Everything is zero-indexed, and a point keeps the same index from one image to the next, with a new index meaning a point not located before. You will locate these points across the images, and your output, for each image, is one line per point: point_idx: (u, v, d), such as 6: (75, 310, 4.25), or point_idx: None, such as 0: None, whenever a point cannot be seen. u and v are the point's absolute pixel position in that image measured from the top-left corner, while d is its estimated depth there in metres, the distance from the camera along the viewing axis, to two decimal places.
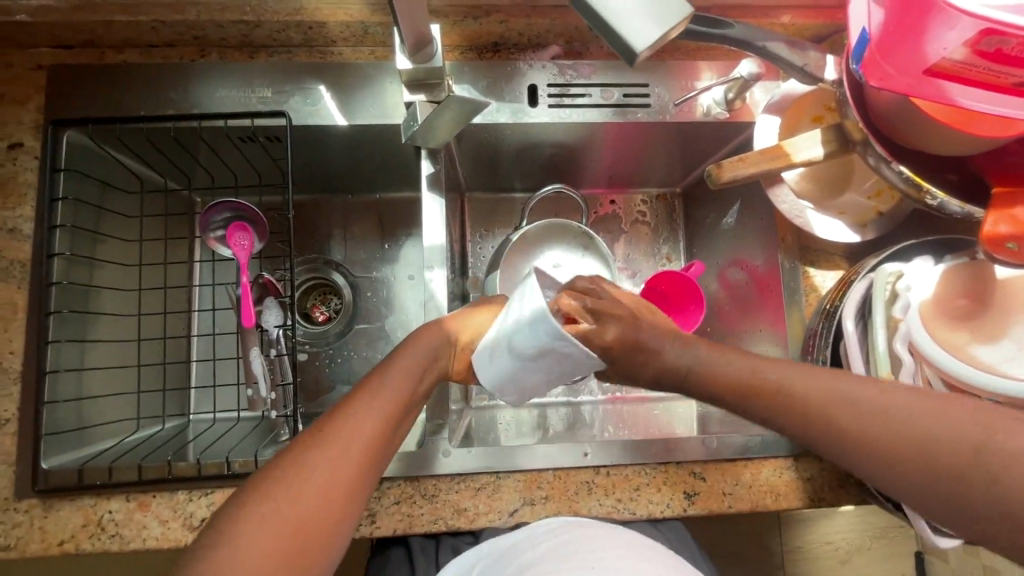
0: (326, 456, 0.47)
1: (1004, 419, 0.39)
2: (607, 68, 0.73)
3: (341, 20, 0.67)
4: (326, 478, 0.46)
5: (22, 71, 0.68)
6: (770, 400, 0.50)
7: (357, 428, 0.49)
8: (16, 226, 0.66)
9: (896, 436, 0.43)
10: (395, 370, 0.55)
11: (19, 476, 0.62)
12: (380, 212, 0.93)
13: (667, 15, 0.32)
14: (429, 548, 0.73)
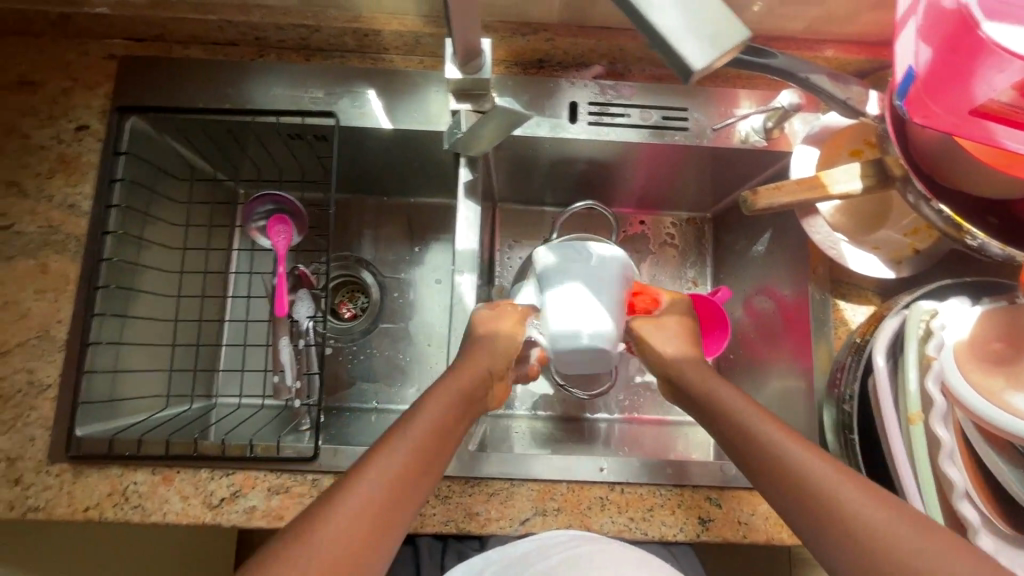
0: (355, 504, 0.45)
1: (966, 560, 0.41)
2: (647, 91, 0.74)
3: (395, 30, 0.70)
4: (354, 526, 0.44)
5: (96, 60, 0.73)
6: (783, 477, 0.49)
7: (384, 473, 0.48)
8: (75, 202, 0.69)
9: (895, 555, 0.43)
10: (426, 406, 0.55)
11: (53, 440, 0.64)
12: (413, 215, 0.96)
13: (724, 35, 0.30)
14: (435, 552, 0.74)
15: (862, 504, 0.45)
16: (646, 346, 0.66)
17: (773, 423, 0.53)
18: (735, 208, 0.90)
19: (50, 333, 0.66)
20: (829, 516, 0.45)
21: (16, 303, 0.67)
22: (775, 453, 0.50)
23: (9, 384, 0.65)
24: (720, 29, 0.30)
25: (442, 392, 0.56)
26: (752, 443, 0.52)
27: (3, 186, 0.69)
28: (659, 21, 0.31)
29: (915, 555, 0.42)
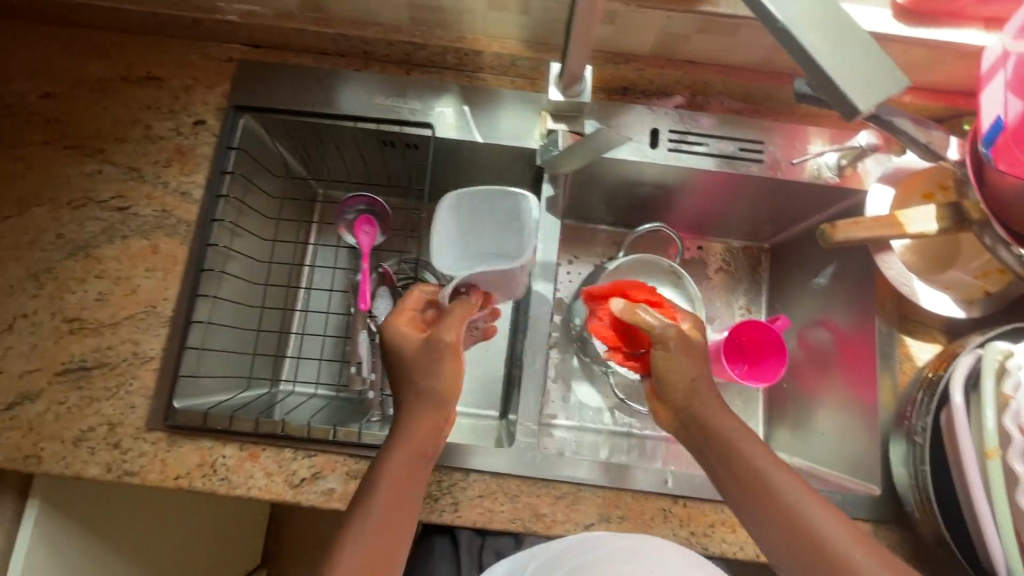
0: (380, 508, 0.57)
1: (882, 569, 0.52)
2: (724, 123, 0.78)
3: (495, 51, 0.74)
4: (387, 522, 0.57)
5: (216, 62, 0.79)
6: (749, 493, 0.57)
7: (398, 473, 0.58)
8: (187, 190, 0.75)
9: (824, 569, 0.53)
10: (409, 423, 0.60)
11: (152, 409, 0.68)
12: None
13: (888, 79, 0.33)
14: (474, 545, 0.76)
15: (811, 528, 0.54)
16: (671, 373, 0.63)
17: (752, 447, 0.59)
18: (797, 240, 0.92)
19: (156, 309, 0.71)
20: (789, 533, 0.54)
21: (127, 279, 0.72)
22: (734, 465, 0.58)
23: (115, 354, 0.70)
24: (882, 76, 0.33)
25: (426, 412, 0.60)
26: (710, 456, 0.60)
27: (124, 171, 0.75)
28: (824, 63, 0.33)
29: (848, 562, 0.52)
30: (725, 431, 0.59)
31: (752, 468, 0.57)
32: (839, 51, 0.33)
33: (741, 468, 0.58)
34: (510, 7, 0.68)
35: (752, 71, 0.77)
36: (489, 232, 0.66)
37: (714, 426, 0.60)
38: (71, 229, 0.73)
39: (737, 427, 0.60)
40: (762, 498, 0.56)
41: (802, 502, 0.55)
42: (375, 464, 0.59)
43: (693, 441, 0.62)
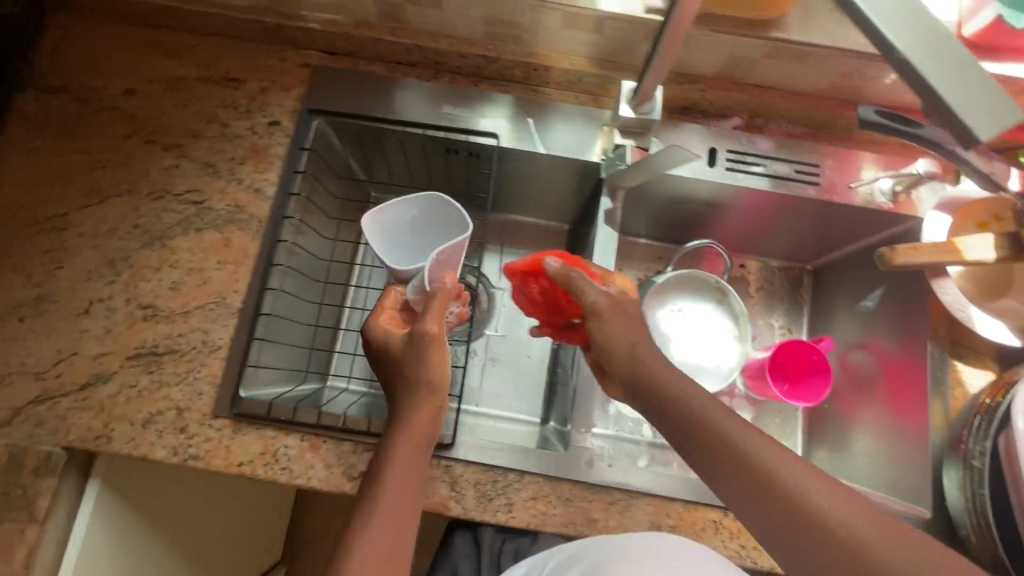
0: (377, 519, 0.54)
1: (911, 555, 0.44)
2: (781, 146, 0.80)
3: (564, 67, 0.77)
4: (389, 531, 0.54)
5: (292, 66, 0.82)
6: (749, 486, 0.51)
7: (392, 480, 0.56)
8: (260, 187, 0.78)
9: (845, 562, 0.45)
10: (408, 418, 0.60)
11: (219, 396, 0.71)
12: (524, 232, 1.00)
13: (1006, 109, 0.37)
14: (494, 542, 0.80)
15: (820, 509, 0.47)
16: (605, 336, 0.63)
17: (739, 427, 0.54)
18: (842, 263, 0.93)
19: (227, 300, 0.74)
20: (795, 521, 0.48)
21: (200, 269, 0.75)
22: (739, 473, 0.51)
23: (185, 341, 0.72)
24: (996, 104, 0.37)
25: (423, 405, 0.60)
26: (713, 469, 0.53)
27: (200, 166, 0.78)
28: (942, 94, 0.37)
29: (895, 566, 0.44)
30: (729, 433, 0.53)
31: (753, 461, 0.51)
32: (952, 71, 0.38)
33: (732, 452, 0.53)
34: (585, 26, 0.71)
35: (811, 96, 0.79)
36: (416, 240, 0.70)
37: (718, 431, 0.54)
38: (148, 220, 0.76)
39: (740, 425, 0.54)
40: (768, 494, 0.50)
41: (802, 482, 0.49)
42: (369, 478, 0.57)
43: (692, 454, 0.55)
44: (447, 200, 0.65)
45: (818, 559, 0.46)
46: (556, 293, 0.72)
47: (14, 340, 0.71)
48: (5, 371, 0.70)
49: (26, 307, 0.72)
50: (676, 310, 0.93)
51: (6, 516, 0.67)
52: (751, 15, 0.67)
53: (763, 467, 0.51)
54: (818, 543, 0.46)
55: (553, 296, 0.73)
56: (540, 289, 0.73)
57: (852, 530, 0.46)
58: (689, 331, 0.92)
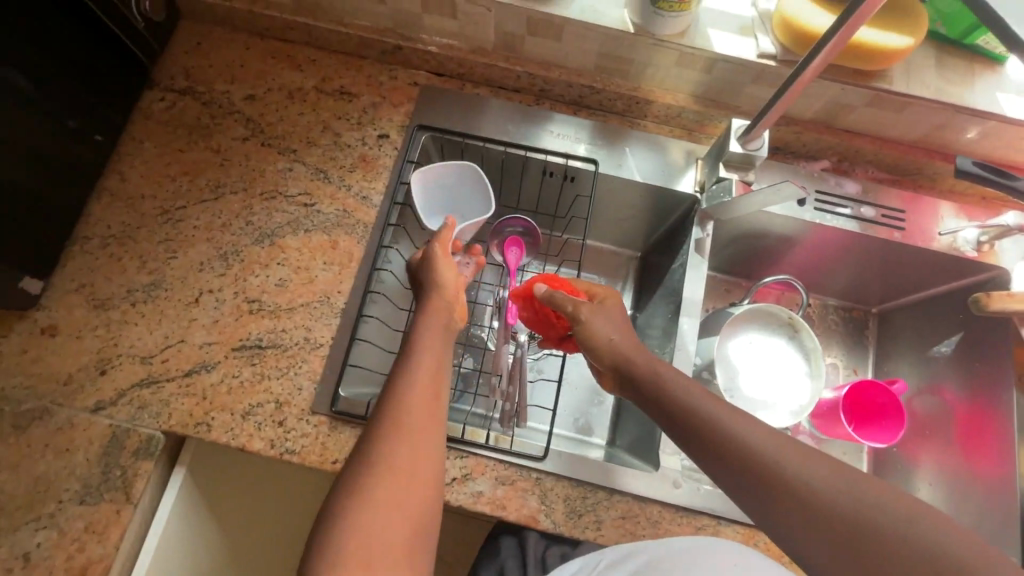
0: (393, 448, 0.50)
1: (869, 502, 0.45)
2: (867, 190, 0.83)
3: (667, 102, 0.82)
4: (417, 437, 0.52)
5: (403, 84, 0.87)
6: (730, 464, 0.51)
7: (417, 388, 0.55)
8: (368, 195, 0.81)
9: (830, 525, 0.45)
10: (425, 325, 0.61)
11: (320, 392, 0.72)
12: (595, 256, 0.99)
13: None
14: (539, 547, 0.75)
15: (794, 465, 0.49)
16: (594, 335, 0.65)
17: (715, 402, 0.56)
18: (914, 309, 0.94)
19: (331, 300, 0.76)
20: (773, 492, 0.48)
21: (307, 269, 0.77)
22: (751, 472, 0.50)
23: (289, 337, 0.74)
24: None
25: (434, 312, 0.62)
26: (728, 473, 0.52)
27: (313, 171, 0.82)
28: None
29: (919, 538, 0.43)
30: (739, 433, 0.52)
31: (725, 437, 0.52)
32: None
33: (714, 428, 0.53)
34: (696, 65, 0.76)
35: (902, 145, 0.82)
36: (452, 207, 0.80)
37: (730, 437, 0.52)
38: (260, 218, 0.79)
39: (749, 423, 0.53)
40: (744, 469, 0.50)
41: (772, 448, 0.50)
42: (383, 393, 0.55)
43: (704, 460, 0.54)
44: (475, 179, 0.77)
45: (847, 553, 0.44)
46: (546, 314, 0.75)
47: (126, 324, 0.74)
48: (116, 352, 0.73)
49: (139, 293, 0.75)
50: (748, 341, 0.94)
51: (104, 497, 0.67)
52: (861, 66, 0.72)
53: (741, 436, 0.52)
54: (843, 534, 0.45)
55: (542, 317, 0.76)
56: (533, 314, 0.76)
57: (872, 513, 0.44)
58: (760, 365, 0.93)
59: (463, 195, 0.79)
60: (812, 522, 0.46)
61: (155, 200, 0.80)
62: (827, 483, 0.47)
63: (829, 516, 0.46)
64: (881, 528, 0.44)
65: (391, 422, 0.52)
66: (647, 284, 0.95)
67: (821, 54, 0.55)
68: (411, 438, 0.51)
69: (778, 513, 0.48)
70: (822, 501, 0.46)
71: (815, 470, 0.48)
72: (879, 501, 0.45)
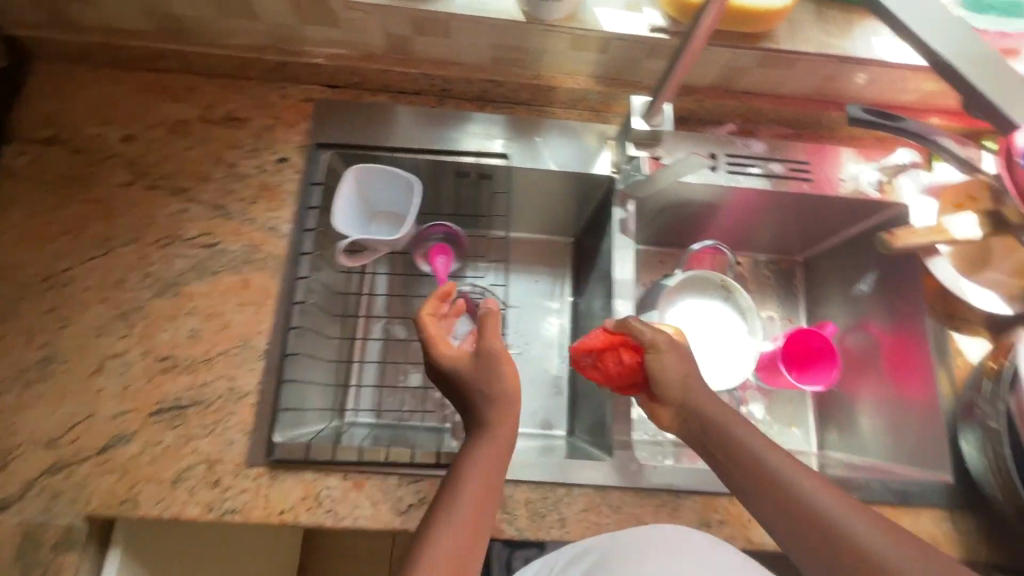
0: (446, 531, 0.54)
1: (841, 507, 0.52)
2: (774, 147, 0.85)
3: (570, 86, 0.80)
4: (466, 525, 0.55)
5: (296, 101, 0.81)
6: (727, 456, 0.60)
7: (484, 455, 0.60)
8: (275, 225, 0.76)
9: (802, 523, 0.53)
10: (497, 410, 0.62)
11: (253, 444, 0.68)
12: (527, 248, 0.99)
13: None
14: None
15: (782, 468, 0.56)
16: None
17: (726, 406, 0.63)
18: (833, 253, 0.97)
19: (252, 342, 0.71)
20: (761, 487, 0.56)
21: (219, 313, 0.72)
22: (755, 479, 0.57)
23: (211, 390, 0.69)
24: None
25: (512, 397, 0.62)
26: (715, 458, 0.61)
27: (210, 209, 0.76)
28: None
29: (897, 568, 0.47)
30: (749, 447, 0.58)
31: (726, 432, 0.60)
32: None
33: (718, 423, 0.61)
34: (591, 47, 0.75)
35: (798, 100, 0.85)
36: (374, 207, 0.80)
37: (739, 442, 0.59)
38: (159, 268, 0.73)
39: (758, 441, 0.59)
40: (737, 462, 0.58)
41: (766, 452, 0.58)
42: (451, 474, 0.59)
43: (709, 452, 0.62)
44: (404, 188, 0.77)
45: (829, 560, 0.50)
46: (630, 364, 0.67)
47: (22, 407, 0.67)
48: (14, 442, 0.65)
49: (32, 370, 0.68)
50: (685, 311, 0.96)
51: None
52: (747, 29, 0.73)
53: (740, 437, 0.60)
54: (827, 546, 0.51)
55: (628, 368, 0.68)
56: (616, 366, 0.68)
57: (857, 532, 0.50)
58: (701, 331, 0.95)
59: (391, 199, 0.79)
60: (787, 516, 0.54)
61: (35, 267, 0.72)
62: (807, 488, 0.54)
63: (803, 514, 0.53)
64: (843, 530, 0.50)
65: (446, 506, 0.56)
66: (583, 268, 0.95)
67: (705, 21, 0.55)
68: (462, 526, 0.55)
69: (774, 510, 0.55)
70: (801, 501, 0.53)
71: (801, 478, 0.55)
72: (848, 506, 0.52)
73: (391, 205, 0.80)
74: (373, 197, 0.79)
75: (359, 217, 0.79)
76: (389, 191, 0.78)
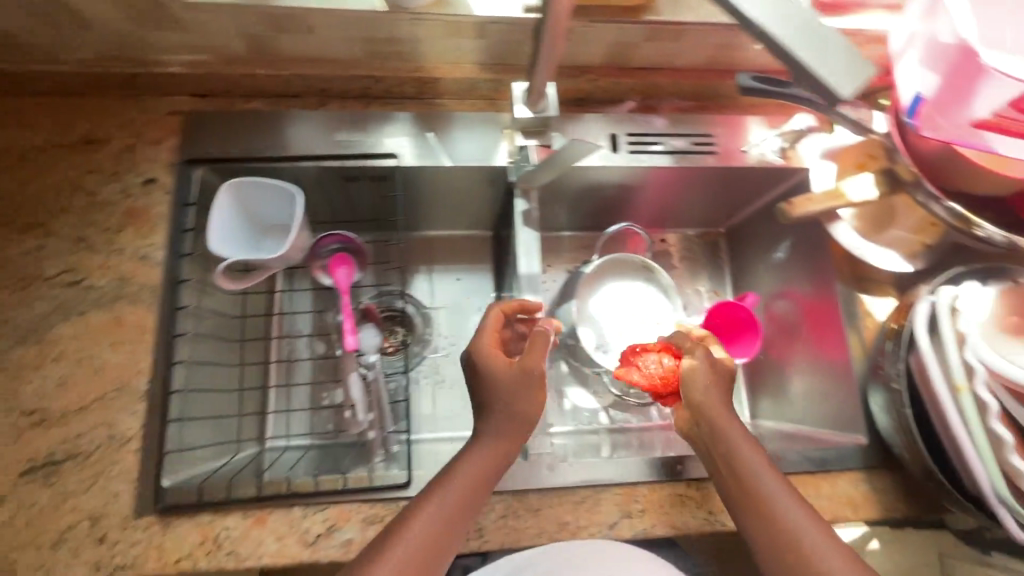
0: (429, 520, 0.57)
1: (798, 505, 0.57)
2: (675, 121, 0.83)
3: (455, 76, 0.76)
4: (443, 519, 0.57)
5: (159, 115, 0.75)
6: (710, 440, 0.62)
7: (487, 449, 0.62)
8: (147, 253, 0.70)
9: (762, 512, 0.57)
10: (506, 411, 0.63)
11: (139, 493, 0.63)
12: (448, 246, 0.94)
13: (858, 70, 0.40)
14: None
15: (759, 461, 0.60)
16: None
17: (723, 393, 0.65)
18: (753, 221, 0.96)
19: (130, 384, 0.66)
20: (733, 476, 0.60)
21: (91, 356, 0.66)
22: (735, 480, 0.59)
23: (88, 441, 0.64)
24: (852, 62, 0.41)
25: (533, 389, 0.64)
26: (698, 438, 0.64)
27: (72, 243, 0.70)
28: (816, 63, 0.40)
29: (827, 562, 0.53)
30: (741, 454, 0.60)
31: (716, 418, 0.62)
32: (813, 38, 0.41)
33: (710, 409, 0.63)
34: (466, 34, 0.70)
35: (695, 71, 0.82)
36: (254, 221, 0.74)
37: (724, 439, 0.61)
38: (18, 314, 0.67)
39: (749, 447, 0.60)
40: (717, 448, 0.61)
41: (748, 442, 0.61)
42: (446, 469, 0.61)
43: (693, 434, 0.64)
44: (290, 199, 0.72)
45: (772, 553, 0.55)
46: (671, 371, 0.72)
47: None
48: None
49: None
50: (606, 296, 0.93)
51: None
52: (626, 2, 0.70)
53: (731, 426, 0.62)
54: (775, 535, 0.56)
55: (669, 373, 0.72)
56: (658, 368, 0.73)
57: (802, 537, 0.55)
58: (625, 315, 0.93)
59: (275, 211, 0.74)
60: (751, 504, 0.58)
61: None
62: (777, 481, 0.58)
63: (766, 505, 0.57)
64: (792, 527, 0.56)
65: (434, 499, 0.58)
66: (501, 262, 0.92)
67: None
68: (442, 518, 0.57)
69: (737, 505, 0.59)
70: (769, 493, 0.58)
71: (774, 475, 0.59)
72: (805, 508, 0.57)
73: (275, 217, 0.75)
74: (254, 210, 0.73)
75: (238, 234, 0.73)
76: (271, 203, 0.73)
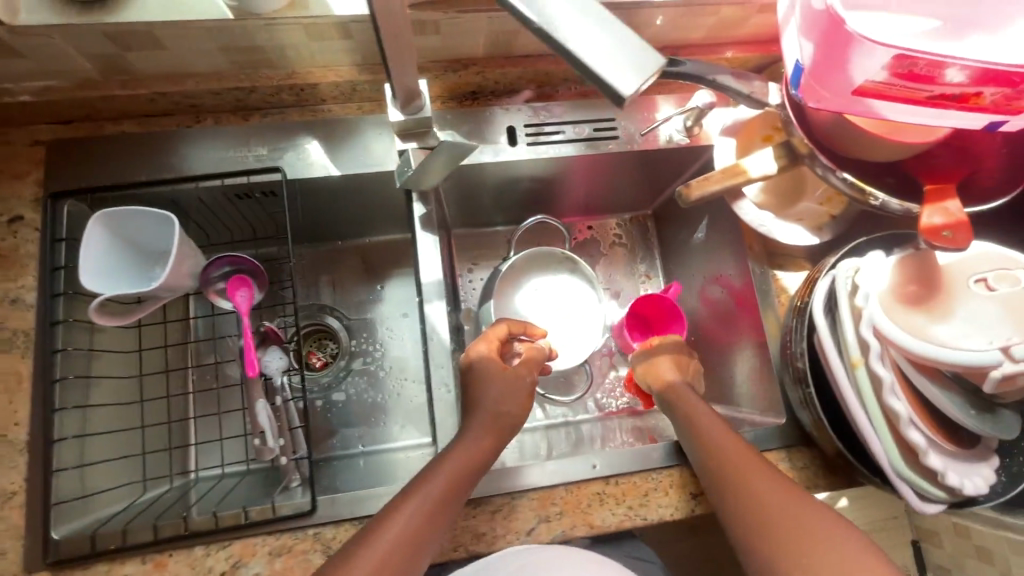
0: (406, 513, 0.54)
1: (782, 483, 0.55)
2: (575, 108, 0.80)
3: (330, 80, 0.72)
4: (419, 516, 0.55)
5: (20, 147, 0.70)
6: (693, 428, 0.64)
7: (476, 443, 0.62)
8: (18, 296, 0.66)
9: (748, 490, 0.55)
10: (485, 408, 0.65)
11: (27, 549, 0.60)
12: (362, 255, 0.92)
13: (644, 66, 0.37)
14: None
15: (734, 444, 0.60)
16: None
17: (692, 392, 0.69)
18: (673, 202, 0.93)
19: (8, 437, 0.63)
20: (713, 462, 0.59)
21: None
22: (718, 474, 0.58)
23: None
24: (633, 56, 0.37)
25: (509, 390, 0.67)
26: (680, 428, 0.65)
27: None
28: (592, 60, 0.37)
29: (825, 534, 0.50)
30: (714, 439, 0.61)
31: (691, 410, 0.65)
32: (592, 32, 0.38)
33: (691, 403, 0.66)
34: (330, 35, 0.67)
35: None
36: (131, 251, 0.69)
37: (699, 425, 0.63)
38: None
39: (721, 433, 0.61)
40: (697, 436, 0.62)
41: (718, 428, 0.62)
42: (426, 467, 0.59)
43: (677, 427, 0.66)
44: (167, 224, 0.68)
45: (762, 535, 0.52)
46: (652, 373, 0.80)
47: None
48: None
49: None
50: (532, 292, 0.91)
51: None
52: None
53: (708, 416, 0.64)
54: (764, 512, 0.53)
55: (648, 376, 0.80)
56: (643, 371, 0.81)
57: (794, 512, 0.52)
58: (551, 309, 0.91)
59: (155, 237, 0.69)
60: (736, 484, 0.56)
61: None
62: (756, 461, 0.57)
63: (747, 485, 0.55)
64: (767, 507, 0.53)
65: (414, 494, 0.56)
66: None
67: None
68: (417, 514, 0.55)
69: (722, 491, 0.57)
70: (749, 471, 0.56)
71: (754, 456, 0.58)
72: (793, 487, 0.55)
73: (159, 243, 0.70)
74: (130, 239, 0.69)
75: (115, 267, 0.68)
76: (149, 230, 0.69)
